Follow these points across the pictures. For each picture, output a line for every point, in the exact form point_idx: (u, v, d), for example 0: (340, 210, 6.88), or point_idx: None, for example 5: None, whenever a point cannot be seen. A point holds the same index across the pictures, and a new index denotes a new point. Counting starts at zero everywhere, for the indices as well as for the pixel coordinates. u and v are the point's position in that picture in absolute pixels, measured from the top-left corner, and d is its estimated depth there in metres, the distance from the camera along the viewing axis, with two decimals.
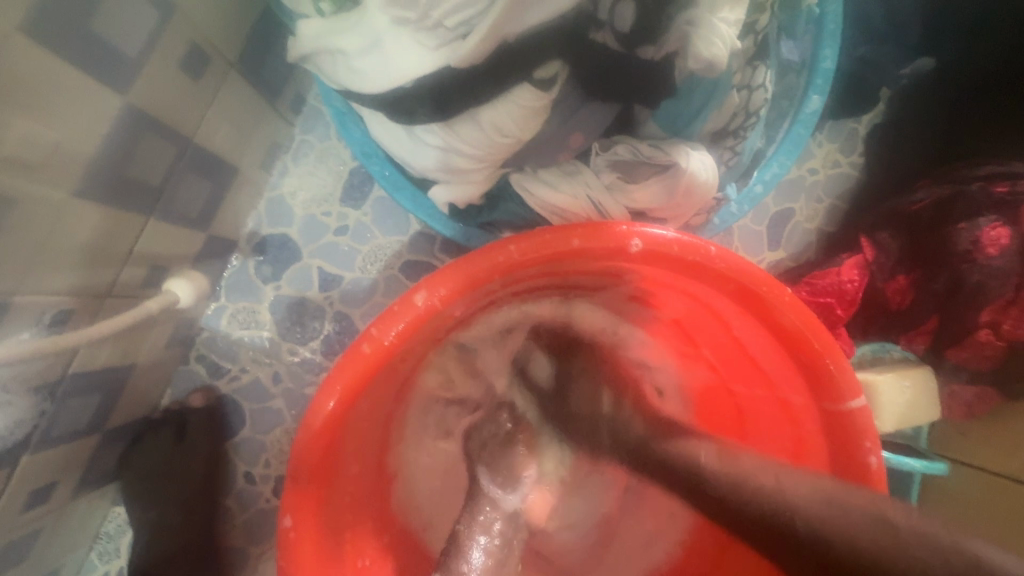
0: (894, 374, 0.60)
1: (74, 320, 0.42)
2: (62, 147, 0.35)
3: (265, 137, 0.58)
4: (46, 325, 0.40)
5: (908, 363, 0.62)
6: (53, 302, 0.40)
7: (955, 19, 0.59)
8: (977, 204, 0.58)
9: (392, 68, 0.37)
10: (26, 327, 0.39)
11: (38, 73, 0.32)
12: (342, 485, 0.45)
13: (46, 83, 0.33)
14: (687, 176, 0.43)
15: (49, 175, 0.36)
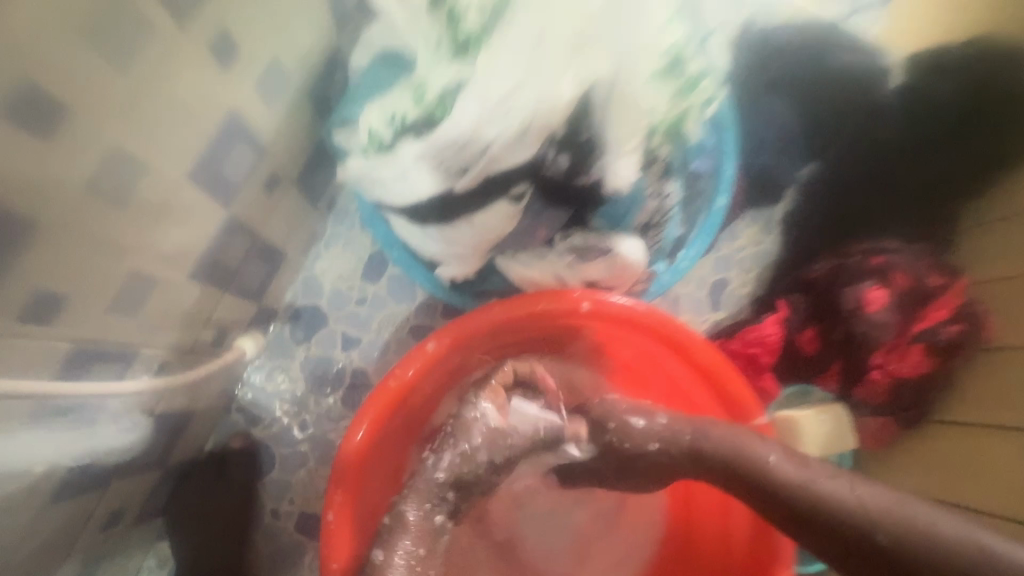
0: (815, 411, 0.75)
1: (167, 369, 0.55)
2: (185, 245, 0.49)
3: (306, 230, 0.74)
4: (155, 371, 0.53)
5: (825, 402, 0.77)
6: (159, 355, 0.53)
7: (829, 138, 0.79)
8: (857, 273, 0.76)
9: (413, 190, 0.53)
10: (145, 370, 0.52)
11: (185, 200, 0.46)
12: (367, 494, 0.57)
13: (187, 204, 0.47)
14: (622, 258, 0.60)
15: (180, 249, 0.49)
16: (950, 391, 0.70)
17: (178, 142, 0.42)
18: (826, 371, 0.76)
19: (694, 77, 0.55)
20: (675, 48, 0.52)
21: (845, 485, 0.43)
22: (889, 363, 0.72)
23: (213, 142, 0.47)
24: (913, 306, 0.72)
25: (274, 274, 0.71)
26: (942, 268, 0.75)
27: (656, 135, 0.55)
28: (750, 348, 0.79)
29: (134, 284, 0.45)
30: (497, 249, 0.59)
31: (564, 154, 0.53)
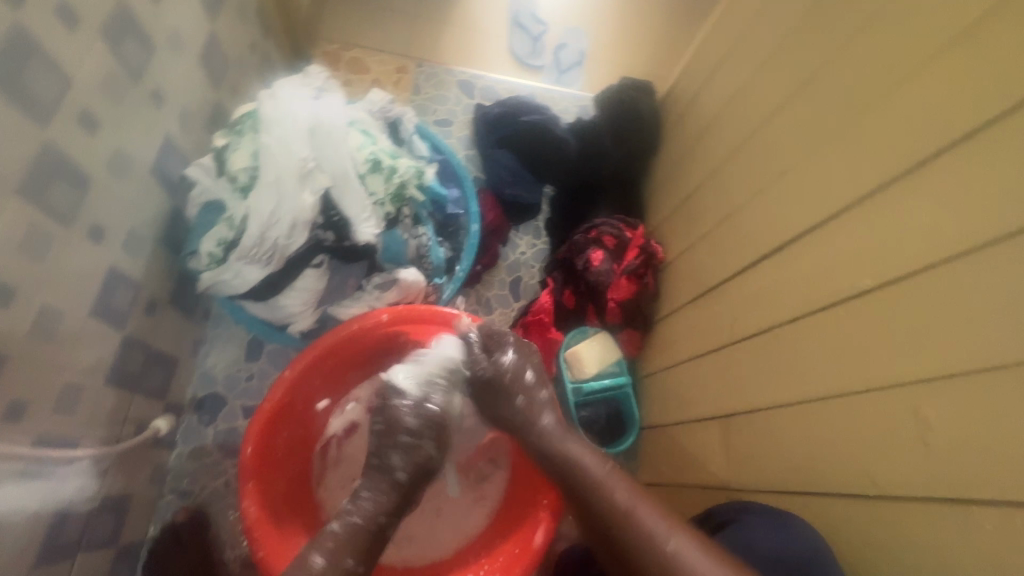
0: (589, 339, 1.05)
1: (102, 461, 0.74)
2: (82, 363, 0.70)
3: (190, 337, 0.99)
4: (97, 462, 0.74)
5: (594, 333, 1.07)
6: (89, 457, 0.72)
7: (542, 166, 1.21)
8: (583, 245, 1.11)
9: (246, 280, 0.79)
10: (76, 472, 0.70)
11: (76, 324, 0.68)
12: (272, 489, 0.80)
13: (77, 329, 0.68)
14: (405, 283, 0.90)
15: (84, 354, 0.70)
16: (659, 298, 1.09)
17: (79, 291, 0.68)
18: (586, 313, 1.10)
19: (391, 168, 0.83)
20: (370, 156, 0.81)
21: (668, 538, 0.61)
22: (616, 294, 1.06)
23: (102, 287, 0.72)
24: (620, 254, 1.09)
25: (171, 374, 0.94)
26: (630, 226, 1.15)
27: (386, 205, 0.82)
28: (537, 315, 1.11)
29: (68, 391, 0.68)
30: (325, 302, 0.89)
31: (329, 232, 0.79)
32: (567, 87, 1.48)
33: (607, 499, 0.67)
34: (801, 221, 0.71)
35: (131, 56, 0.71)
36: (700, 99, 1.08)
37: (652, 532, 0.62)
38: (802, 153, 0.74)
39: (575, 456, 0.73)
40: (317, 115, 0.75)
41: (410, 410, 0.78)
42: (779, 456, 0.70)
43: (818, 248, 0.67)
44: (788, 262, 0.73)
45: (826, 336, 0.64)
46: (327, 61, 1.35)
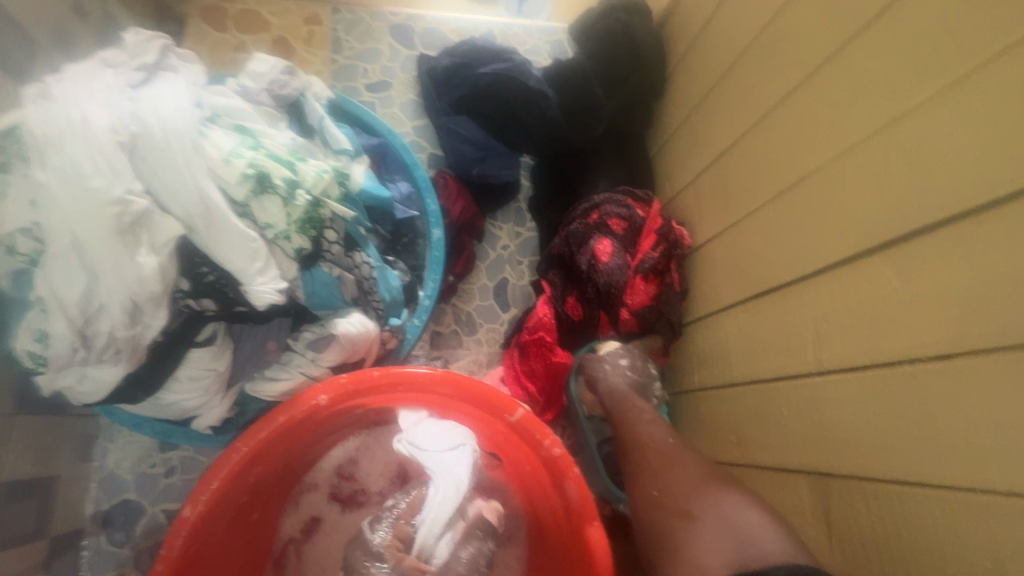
0: None
1: None
2: None
3: (70, 440, 0.72)
4: None
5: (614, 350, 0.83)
6: None
7: (517, 132, 0.91)
8: (583, 235, 0.84)
9: (98, 386, 0.52)
10: None
11: None
12: None
13: None
14: (347, 338, 0.63)
15: None
16: (688, 295, 0.84)
17: None
18: (599, 325, 0.84)
19: (291, 180, 0.53)
20: (250, 167, 0.50)
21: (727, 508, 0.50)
22: (633, 301, 0.80)
23: None
24: (633, 242, 0.83)
25: (49, 501, 0.68)
26: (640, 200, 0.88)
27: (293, 238, 0.54)
28: (535, 334, 0.85)
29: None
30: (238, 380, 0.63)
31: (207, 298, 0.50)
32: (533, 19, 1.14)
33: (663, 462, 0.59)
34: (931, 206, 0.45)
35: None
36: (721, 15, 0.78)
37: (682, 471, 0.56)
38: (927, 89, 0.46)
39: (631, 418, 0.69)
40: (138, 113, 0.45)
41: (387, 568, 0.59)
42: (903, 553, 0.48)
43: (983, 248, 0.41)
44: (917, 263, 0.47)
45: (996, 403, 0.40)
46: (209, 20, 1.00)
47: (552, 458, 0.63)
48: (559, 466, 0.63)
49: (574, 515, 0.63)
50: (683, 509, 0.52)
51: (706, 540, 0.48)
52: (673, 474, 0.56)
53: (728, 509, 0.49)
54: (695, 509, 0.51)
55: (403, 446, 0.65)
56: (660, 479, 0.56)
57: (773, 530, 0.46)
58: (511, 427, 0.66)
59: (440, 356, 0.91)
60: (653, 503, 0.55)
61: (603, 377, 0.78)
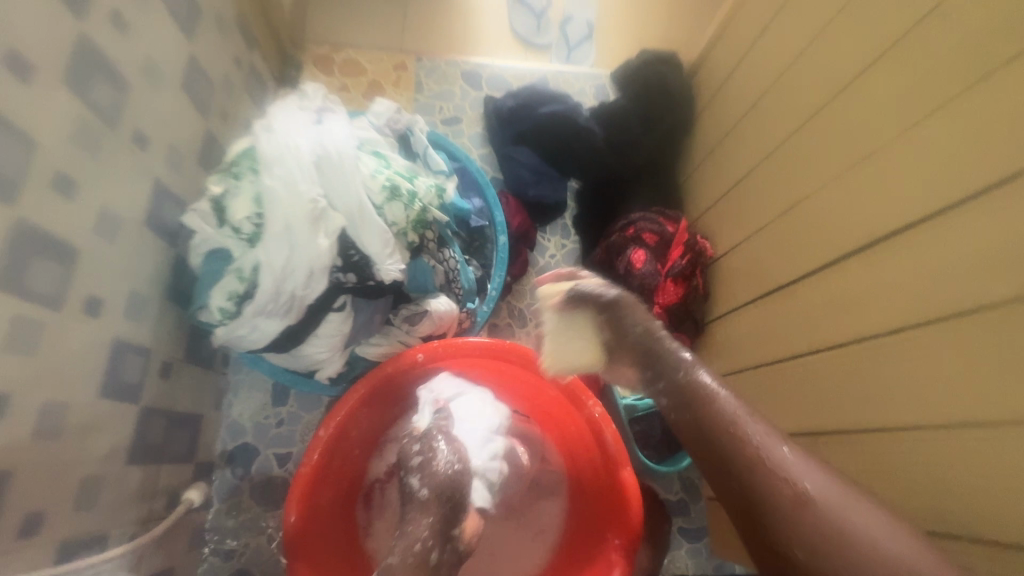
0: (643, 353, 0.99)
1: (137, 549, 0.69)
2: (96, 454, 0.63)
3: (212, 389, 0.92)
4: (125, 556, 0.66)
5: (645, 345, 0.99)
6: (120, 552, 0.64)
7: (568, 161, 1.10)
8: (621, 246, 1.02)
9: (266, 335, 0.71)
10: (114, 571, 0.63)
11: (87, 414, 0.61)
12: (321, 554, 0.76)
13: (89, 419, 0.62)
14: (437, 313, 0.82)
15: (99, 442, 0.63)
16: (710, 298, 1.00)
17: (86, 375, 0.61)
18: None
19: (411, 193, 0.73)
20: (385, 182, 0.71)
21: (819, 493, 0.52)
22: (663, 299, 0.97)
23: (109, 361, 0.65)
24: (664, 253, 0.99)
25: (197, 433, 0.87)
26: (670, 219, 1.05)
27: (408, 235, 0.73)
28: None
29: (87, 485, 0.62)
30: (351, 343, 0.81)
31: (351, 274, 0.70)
32: (580, 66, 1.35)
33: (748, 442, 0.57)
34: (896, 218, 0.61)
35: (103, 100, 0.62)
36: (741, 72, 0.97)
37: (782, 464, 0.55)
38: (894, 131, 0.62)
39: (708, 398, 0.62)
40: (321, 141, 0.65)
41: (421, 480, 0.63)
42: (882, 479, 0.63)
43: (934, 247, 0.57)
44: (887, 260, 0.62)
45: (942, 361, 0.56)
46: (319, 65, 1.23)
47: (593, 415, 0.80)
48: (598, 422, 0.79)
49: (611, 461, 0.78)
50: (790, 513, 0.52)
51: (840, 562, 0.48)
52: (799, 488, 0.53)
53: (862, 526, 0.49)
54: (841, 532, 0.49)
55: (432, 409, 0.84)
56: (754, 472, 0.55)
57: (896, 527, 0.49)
58: (561, 392, 0.82)
59: None
60: (792, 522, 0.51)
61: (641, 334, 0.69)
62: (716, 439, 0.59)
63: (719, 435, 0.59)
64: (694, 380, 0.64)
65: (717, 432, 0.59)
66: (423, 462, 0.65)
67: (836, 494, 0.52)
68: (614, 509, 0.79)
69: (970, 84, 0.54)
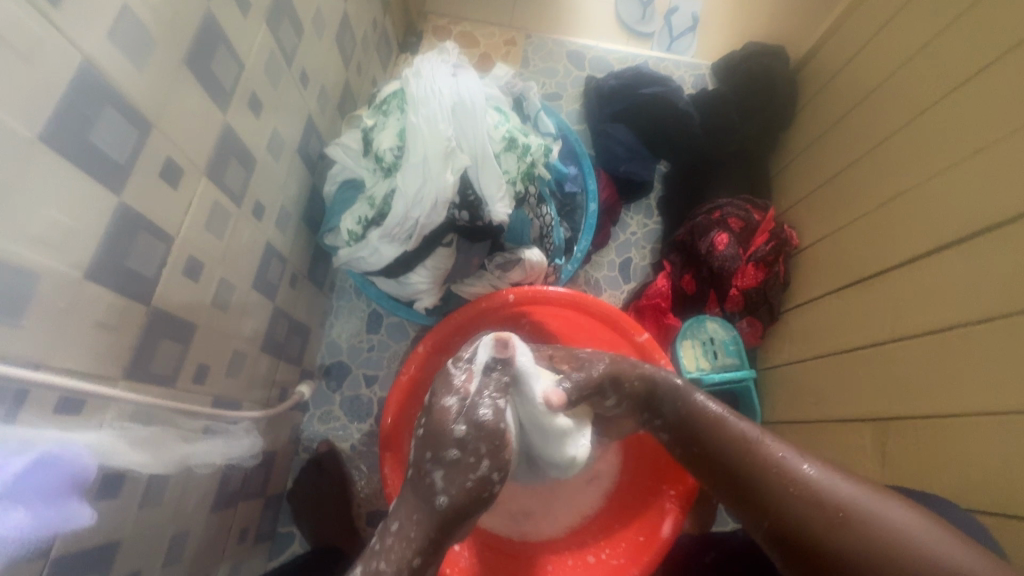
0: (717, 336, 1.03)
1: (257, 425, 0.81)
2: (244, 334, 0.76)
3: (320, 308, 1.04)
4: (251, 429, 0.78)
5: (718, 328, 1.03)
6: (246, 423, 0.76)
7: (661, 142, 1.14)
8: (706, 228, 1.05)
9: (383, 258, 0.82)
10: (244, 435, 0.75)
11: (244, 298, 0.73)
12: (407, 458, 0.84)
13: (243, 303, 0.74)
14: (528, 262, 0.89)
15: (247, 325, 0.76)
16: (789, 287, 1.02)
17: (247, 266, 0.73)
18: (706, 300, 1.05)
19: (525, 146, 0.80)
20: (505, 134, 0.79)
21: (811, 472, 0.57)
22: (741, 282, 1.01)
23: (261, 259, 0.77)
24: (747, 238, 1.02)
25: (305, 343, 1.00)
26: (758, 207, 1.07)
27: (517, 184, 0.81)
28: (653, 300, 1.06)
29: (236, 357, 0.74)
30: (449, 280, 0.90)
31: (465, 212, 0.79)
32: (681, 55, 1.38)
33: (733, 429, 0.63)
34: (1011, 205, 0.62)
35: (286, 39, 0.74)
36: (853, 65, 0.97)
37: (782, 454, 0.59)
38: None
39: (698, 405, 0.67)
40: (459, 91, 0.74)
41: (444, 485, 0.54)
42: (955, 458, 0.65)
43: None
44: (1002, 247, 0.63)
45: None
46: (437, 34, 1.33)
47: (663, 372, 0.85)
48: None
49: None
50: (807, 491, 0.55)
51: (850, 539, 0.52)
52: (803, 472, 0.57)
53: (896, 522, 0.51)
54: (841, 512, 0.53)
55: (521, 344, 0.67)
56: (758, 455, 0.60)
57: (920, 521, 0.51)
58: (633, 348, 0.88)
59: None
60: (796, 494, 0.56)
61: (642, 373, 0.71)
62: (719, 440, 0.63)
63: (728, 445, 0.62)
64: (691, 400, 0.67)
65: (705, 433, 0.64)
66: (468, 461, 0.55)
67: (831, 478, 0.56)
68: (672, 465, 0.84)
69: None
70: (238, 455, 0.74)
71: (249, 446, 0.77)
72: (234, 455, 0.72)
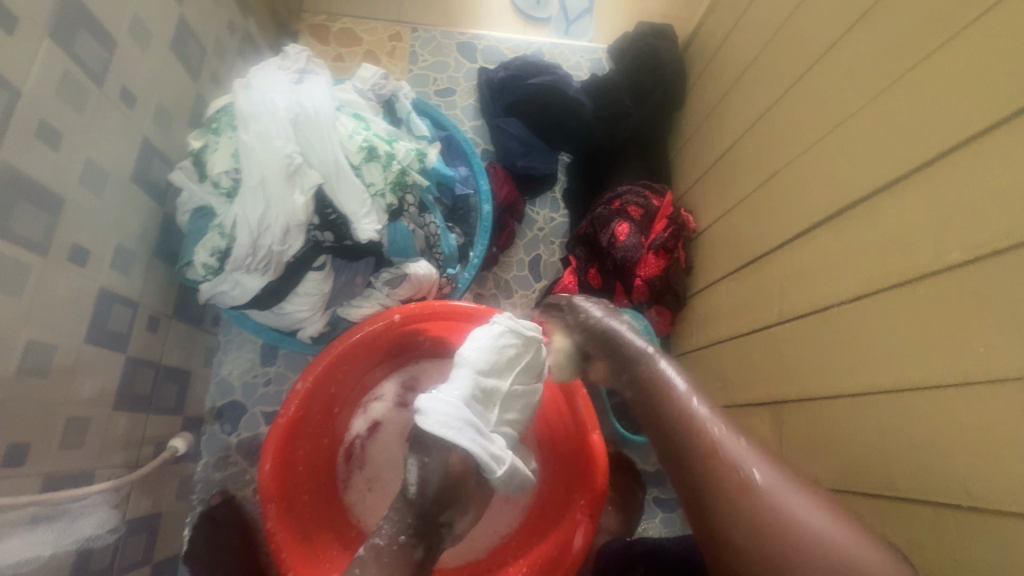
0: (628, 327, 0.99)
1: (124, 490, 0.73)
2: (85, 398, 0.66)
3: (200, 347, 0.95)
4: (116, 498, 0.71)
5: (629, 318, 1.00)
6: (109, 494, 0.70)
7: (556, 134, 1.10)
8: (606, 218, 1.02)
9: (245, 291, 0.73)
10: (102, 508, 0.69)
11: (74, 358, 0.64)
12: (296, 503, 0.78)
13: (75, 363, 0.64)
14: (416, 277, 0.83)
15: (86, 388, 0.66)
16: (692, 272, 1.01)
17: (73, 322, 0.63)
18: (613, 292, 1.03)
19: (389, 155, 0.74)
20: (363, 143, 0.72)
21: (749, 459, 0.49)
22: (644, 272, 0.98)
23: (96, 308, 0.68)
24: (647, 226, 1.01)
25: (185, 388, 0.91)
26: (657, 193, 1.05)
27: (386, 196, 0.74)
28: None
29: (74, 424, 0.65)
30: (333, 304, 0.83)
31: (328, 232, 0.72)
32: (577, 39, 1.34)
33: (687, 429, 0.53)
34: (874, 177, 0.61)
35: (91, 56, 0.64)
36: (731, 42, 0.95)
37: (730, 444, 0.50)
38: (884, 83, 0.61)
39: (667, 394, 0.57)
40: (300, 100, 0.67)
41: (413, 475, 0.60)
42: (844, 437, 0.65)
43: (898, 211, 0.58)
44: (870, 222, 0.62)
45: (906, 318, 0.56)
46: (315, 34, 1.24)
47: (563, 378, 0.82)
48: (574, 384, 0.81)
49: (582, 426, 0.80)
50: (739, 481, 0.47)
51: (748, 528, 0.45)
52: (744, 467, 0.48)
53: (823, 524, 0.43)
54: (755, 486, 0.46)
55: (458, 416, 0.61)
56: (702, 464, 0.50)
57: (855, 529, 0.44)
58: None
59: None
60: (738, 495, 0.47)
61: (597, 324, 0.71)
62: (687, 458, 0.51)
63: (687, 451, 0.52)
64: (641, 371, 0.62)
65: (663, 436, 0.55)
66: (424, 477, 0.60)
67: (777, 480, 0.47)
68: (581, 474, 0.80)
69: (962, 26, 0.52)
70: (95, 532, 0.67)
71: (110, 518, 0.70)
72: (83, 538, 0.65)
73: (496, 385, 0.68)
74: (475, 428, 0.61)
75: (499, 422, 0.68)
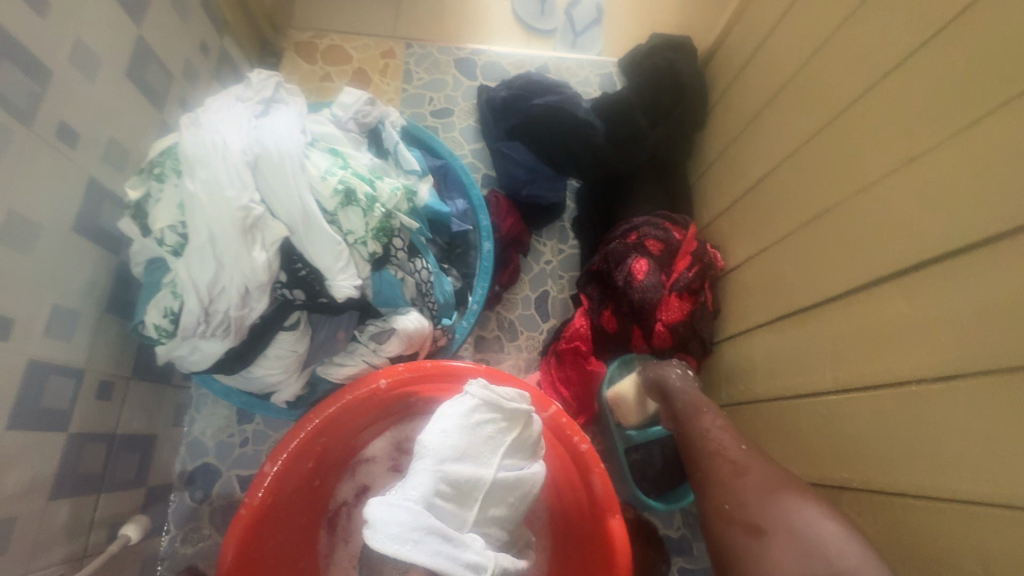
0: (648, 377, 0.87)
1: None
2: (9, 494, 0.56)
3: (168, 406, 0.85)
4: None
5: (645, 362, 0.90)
6: None
7: (564, 159, 0.99)
8: (621, 254, 0.90)
9: (203, 359, 0.62)
10: None
11: None
12: None
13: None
14: (405, 332, 0.72)
15: (9, 482, 0.56)
16: (719, 314, 0.90)
17: None
18: (631, 337, 0.92)
19: (370, 197, 0.63)
20: (339, 184, 0.61)
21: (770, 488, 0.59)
22: (666, 316, 0.86)
23: (24, 386, 0.57)
24: (668, 262, 0.89)
25: (148, 456, 0.81)
26: (677, 224, 0.94)
27: (368, 244, 0.63)
28: (572, 343, 0.91)
29: None
30: (311, 363, 0.71)
31: (298, 290, 0.62)
32: (585, 53, 1.23)
33: (733, 482, 0.61)
34: (960, 230, 0.49)
35: (17, 91, 0.54)
36: (762, 56, 0.84)
37: (760, 481, 0.60)
38: (973, 113, 0.49)
39: (695, 424, 0.71)
40: (259, 139, 0.57)
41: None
42: (924, 546, 0.53)
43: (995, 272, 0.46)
44: (957, 286, 0.49)
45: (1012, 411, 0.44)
46: (301, 53, 1.14)
47: (578, 452, 0.70)
48: (591, 459, 0.69)
49: (598, 507, 0.69)
50: (756, 527, 0.57)
51: (780, 551, 0.53)
52: (769, 505, 0.57)
53: (827, 538, 0.52)
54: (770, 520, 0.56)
55: (410, 519, 0.52)
56: (732, 495, 0.60)
57: (848, 544, 0.51)
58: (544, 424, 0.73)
59: (483, 358, 0.99)
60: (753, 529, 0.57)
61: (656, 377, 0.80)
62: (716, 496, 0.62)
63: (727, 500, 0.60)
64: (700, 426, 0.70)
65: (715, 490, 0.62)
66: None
67: (806, 515, 0.54)
68: (602, 568, 0.68)
69: None
70: None
71: None
72: None
73: (470, 468, 0.58)
74: (440, 535, 0.52)
75: (479, 520, 0.58)
